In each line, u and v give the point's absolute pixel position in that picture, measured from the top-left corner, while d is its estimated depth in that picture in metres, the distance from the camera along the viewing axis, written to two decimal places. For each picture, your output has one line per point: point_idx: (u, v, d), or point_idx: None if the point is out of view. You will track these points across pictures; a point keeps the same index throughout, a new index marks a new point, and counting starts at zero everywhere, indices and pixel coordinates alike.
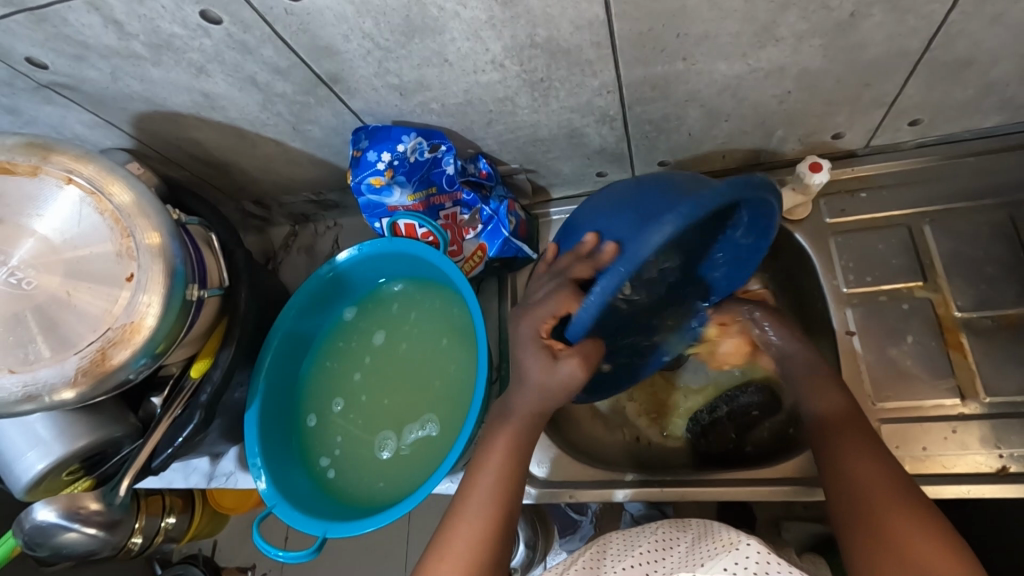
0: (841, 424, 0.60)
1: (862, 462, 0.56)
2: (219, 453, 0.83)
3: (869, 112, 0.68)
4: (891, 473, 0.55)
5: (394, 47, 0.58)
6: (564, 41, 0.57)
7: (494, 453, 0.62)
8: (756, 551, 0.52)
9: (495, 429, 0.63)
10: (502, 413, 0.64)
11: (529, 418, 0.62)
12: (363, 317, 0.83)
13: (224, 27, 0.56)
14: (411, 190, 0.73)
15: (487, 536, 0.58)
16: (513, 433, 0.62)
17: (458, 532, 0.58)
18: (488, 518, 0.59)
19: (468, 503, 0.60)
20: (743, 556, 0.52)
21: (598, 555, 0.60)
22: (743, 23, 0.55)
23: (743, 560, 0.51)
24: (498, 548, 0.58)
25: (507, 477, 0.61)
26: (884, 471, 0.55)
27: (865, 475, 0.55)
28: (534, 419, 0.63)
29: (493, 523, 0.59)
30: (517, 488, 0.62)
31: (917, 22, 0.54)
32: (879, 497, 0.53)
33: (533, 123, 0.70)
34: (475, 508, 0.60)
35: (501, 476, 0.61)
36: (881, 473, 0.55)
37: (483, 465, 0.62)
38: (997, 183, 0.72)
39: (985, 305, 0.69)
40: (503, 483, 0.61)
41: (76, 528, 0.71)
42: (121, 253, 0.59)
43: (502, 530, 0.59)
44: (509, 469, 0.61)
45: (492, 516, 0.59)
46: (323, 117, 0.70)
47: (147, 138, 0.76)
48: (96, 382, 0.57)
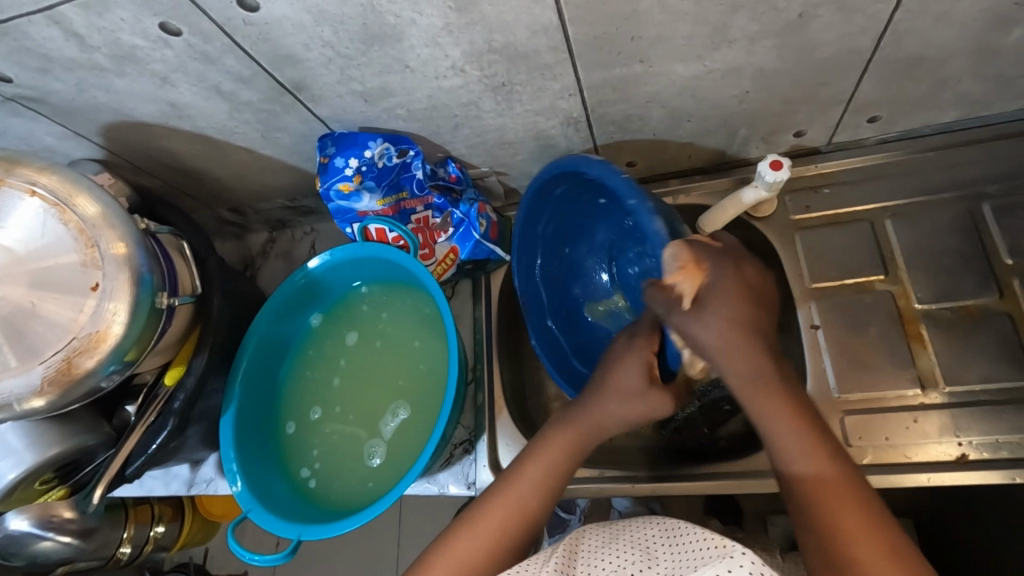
0: (798, 443, 0.52)
1: (844, 504, 0.49)
2: (200, 459, 0.83)
3: (828, 110, 0.69)
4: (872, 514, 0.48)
5: (354, 54, 0.59)
6: (521, 46, 0.58)
7: (547, 452, 0.62)
8: (750, 561, 0.49)
9: (559, 429, 0.63)
10: (572, 418, 0.63)
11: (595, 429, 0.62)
12: (337, 323, 0.83)
13: (185, 38, 0.57)
14: (380, 195, 0.74)
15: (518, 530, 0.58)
16: (577, 437, 0.62)
17: (479, 527, 0.58)
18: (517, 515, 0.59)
19: (499, 495, 0.60)
20: (737, 565, 0.49)
21: (573, 553, 0.58)
22: (695, 25, 0.56)
23: (737, 569, 0.49)
24: (516, 541, 0.58)
25: (553, 473, 0.61)
26: (866, 511, 0.48)
27: (847, 521, 0.48)
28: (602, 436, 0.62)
29: (524, 518, 0.59)
30: (561, 491, 0.61)
31: (865, 22, 0.56)
32: (867, 546, 0.47)
33: (499, 127, 0.71)
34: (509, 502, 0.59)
35: (546, 482, 0.60)
36: (851, 507, 0.49)
37: (535, 460, 0.62)
38: (954, 177, 0.74)
39: (945, 296, 0.70)
40: (547, 484, 0.60)
41: (52, 535, 0.75)
42: (85, 263, 0.59)
43: (531, 527, 0.59)
44: (559, 474, 0.61)
45: (525, 514, 0.59)
46: (291, 125, 0.71)
47: (118, 149, 0.77)
48: (67, 389, 0.58)
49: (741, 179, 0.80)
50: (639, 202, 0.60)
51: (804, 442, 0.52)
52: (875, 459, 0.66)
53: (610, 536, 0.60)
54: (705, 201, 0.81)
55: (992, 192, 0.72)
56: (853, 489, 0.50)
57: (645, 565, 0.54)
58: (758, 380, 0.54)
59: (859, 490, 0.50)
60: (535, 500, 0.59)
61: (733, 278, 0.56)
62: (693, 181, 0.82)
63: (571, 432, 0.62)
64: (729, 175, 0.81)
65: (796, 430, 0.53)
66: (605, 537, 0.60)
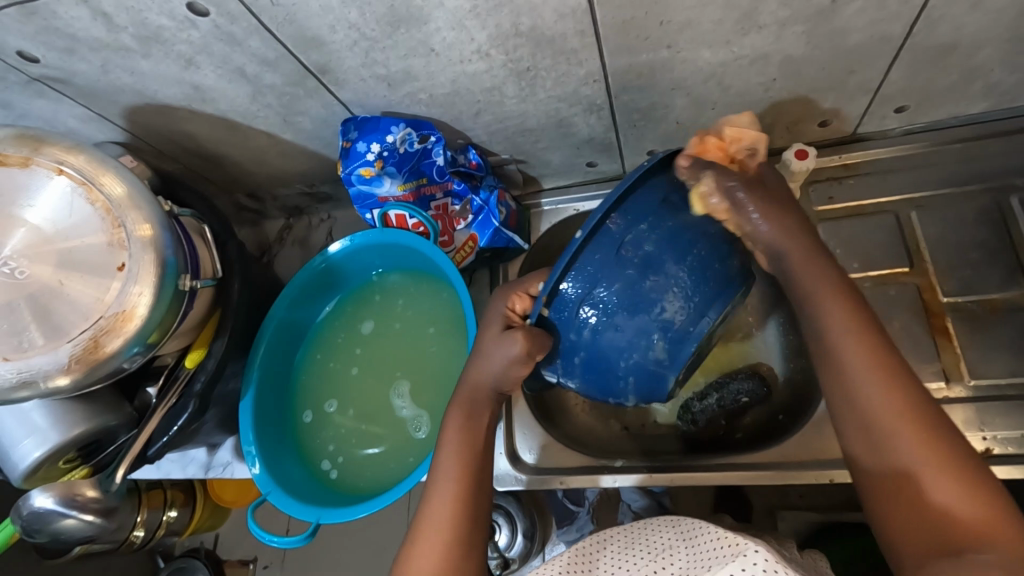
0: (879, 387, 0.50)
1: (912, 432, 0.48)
2: (217, 443, 0.84)
3: (856, 98, 0.68)
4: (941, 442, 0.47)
5: (380, 37, 0.59)
6: (548, 30, 0.57)
7: (450, 435, 0.62)
8: (764, 558, 0.49)
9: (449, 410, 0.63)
10: (459, 390, 0.64)
11: (485, 394, 0.63)
12: (355, 309, 0.84)
13: (211, 18, 0.57)
14: (401, 180, 0.74)
15: (459, 523, 0.57)
16: (465, 407, 0.63)
17: (424, 537, 0.57)
18: (458, 496, 0.58)
19: (435, 500, 0.58)
20: (751, 563, 0.48)
21: (594, 558, 0.60)
22: (724, 10, 0.55)
23: (750, 567, 0.48)
24: (471, 532, 0.57)
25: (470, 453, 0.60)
26: (935, 442, 0.47)
27: (921, 455, 0.47)
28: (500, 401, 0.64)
29: (462, 513, 0.57)
30: (484, 472, 0.61)
31: (898, 8, 0.55)
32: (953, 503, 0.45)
33: (521, 113, 0.71)
34: (444, 498, 0.58)
35: (462, 459, 0.60)
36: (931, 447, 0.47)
37: (444, 451, 0.61)
38: (980, 169, 0.73)
39: (970, 289, 0.69)
40: (468, 463, 0.60)
41: (76, 514, 0.68)
42: (112, 243, 0.59)
43: (474, 515, 0.58)
44: (470, 445, 0.61)
45: (460, 500, 0.58)
46: (313, 109, 0.71)
47: (139, 131, 0.77)
48: (90, 369, 0.58)
49: None
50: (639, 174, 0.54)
51: (864, 353, 0.51)
52: None
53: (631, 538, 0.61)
54: None
55: (1019, 184, 0.71)
56: (924, 414, 0.49)
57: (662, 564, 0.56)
58: (827, 282, 0.55)
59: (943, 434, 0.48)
60: (469, 483, 0.59)
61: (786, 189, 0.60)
62: None
63: (458, 409, 0.63)
64: None
65: (864, 355, 0.51)
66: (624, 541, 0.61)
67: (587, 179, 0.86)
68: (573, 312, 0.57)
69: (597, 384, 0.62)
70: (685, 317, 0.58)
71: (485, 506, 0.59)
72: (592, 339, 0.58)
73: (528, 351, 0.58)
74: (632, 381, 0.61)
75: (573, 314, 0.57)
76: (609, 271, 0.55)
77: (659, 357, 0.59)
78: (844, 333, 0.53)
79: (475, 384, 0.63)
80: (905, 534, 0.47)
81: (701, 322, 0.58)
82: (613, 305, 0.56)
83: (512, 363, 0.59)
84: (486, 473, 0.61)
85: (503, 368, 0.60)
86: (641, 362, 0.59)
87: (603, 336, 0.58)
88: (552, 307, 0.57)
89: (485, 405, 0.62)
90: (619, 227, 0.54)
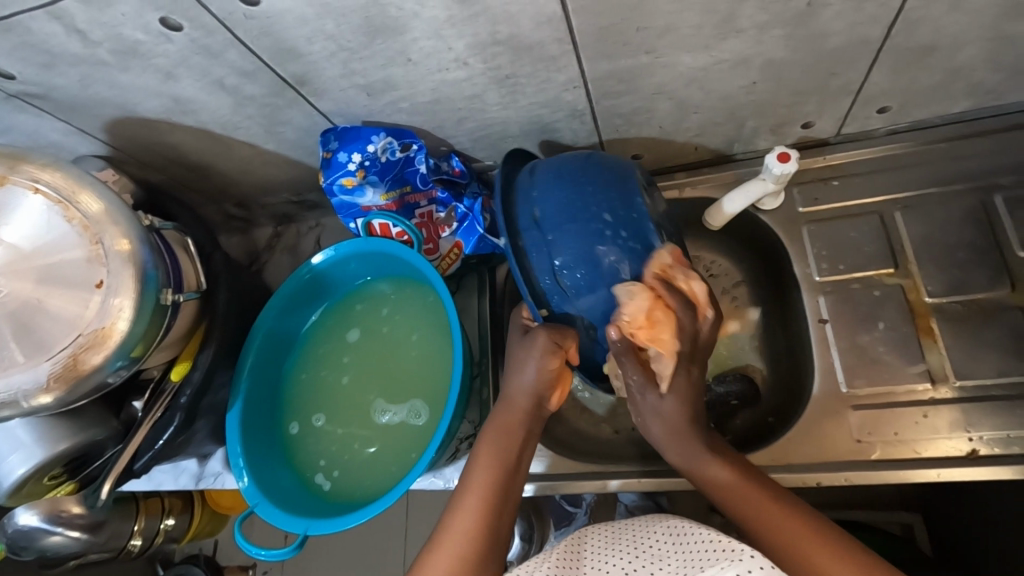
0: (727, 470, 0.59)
1: (750, 495, 0.56)
2: (208, 454, 0.84)
3: (838, 100, 0.68)
4: (771, 495, 0.56)
5: (357, 47, 0.58)
6: (526, 38, 0.57)
7: (487, 450, 0.62)
8: (759, 563, 0.49)
9: (488, 427, 0.64)
10: (500, 405, 0.65)
11: (527, 410, 0.64)
12: (341, 318, 0.83)
13: (186, 33, 0.57)
14: (384, 189, 0.74)
15: (483, 534, 0.56)
16: (504, 425, 0.63)
17: (443, 547, 0.55)
18: (486, 505, 0.58)
19: (459, 508, 0.58)
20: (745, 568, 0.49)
21: (575, 554, 0.60)
22: (702, 15, 0.55)
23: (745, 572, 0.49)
24: (492, 544, 0.56)
25: (505, 465, 0.61)
26: (766, 494, 0.56)
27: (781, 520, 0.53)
28: (543, 417, 0.65)
29: (488, 522, 0.57)
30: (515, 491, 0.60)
31: (876, 10, 0.55)
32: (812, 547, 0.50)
33: (504, 119, 0.70)
34: (473, 505, 0.58)
35: (498, 472, 0.60)
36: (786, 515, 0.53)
37: (479, 464, 0.61)
38: (966, 169, 0.72)
39: (957, 289, 0.69)
40: (502, 478, 0.60)
41: (60, 531, 0.71)
42: (90, 259, 0.59)
43: (497, 527, 0.57)
44: (512, 460, 0.61)
45: (489, 511, 0.58)
46: (295, 119, 0.71)
47: (122, 144, 0.77)
48: (73, 385, 0.58)
49: (750, 171, 0.79)
50: (522, 185, 0.66)
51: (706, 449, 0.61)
52: (884, 454, 0.66)
53: (613, 536, 0.61)
54: (711, 195, 0.80)
55: (1004, 184, 0.71)
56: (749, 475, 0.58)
57: (650, 565, 0.56)
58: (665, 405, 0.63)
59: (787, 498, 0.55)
60: (502, 493, 0.59)
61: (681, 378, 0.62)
62: (700, 173, 0.80)
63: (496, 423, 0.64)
64: (736, 167, 0.79)
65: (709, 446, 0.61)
66: (607, 537, 0.61)
67: None
68: (559, 293, 0.63)
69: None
70: (626, 217, 0.63)
71: (509, 522, 0.59)
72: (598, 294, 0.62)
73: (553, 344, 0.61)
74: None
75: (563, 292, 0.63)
76: (552, 243, 0.63)
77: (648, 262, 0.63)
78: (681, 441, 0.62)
79: (516, 401, 0.64)
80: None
81: (638, 211, 0.64)
82: (581, 270, 0.62)
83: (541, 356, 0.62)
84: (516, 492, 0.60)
85: (537, 369, 0.62)
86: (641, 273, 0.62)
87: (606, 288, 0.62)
88: (547, 299, 0.64)
89: (520, 417, 0.63)
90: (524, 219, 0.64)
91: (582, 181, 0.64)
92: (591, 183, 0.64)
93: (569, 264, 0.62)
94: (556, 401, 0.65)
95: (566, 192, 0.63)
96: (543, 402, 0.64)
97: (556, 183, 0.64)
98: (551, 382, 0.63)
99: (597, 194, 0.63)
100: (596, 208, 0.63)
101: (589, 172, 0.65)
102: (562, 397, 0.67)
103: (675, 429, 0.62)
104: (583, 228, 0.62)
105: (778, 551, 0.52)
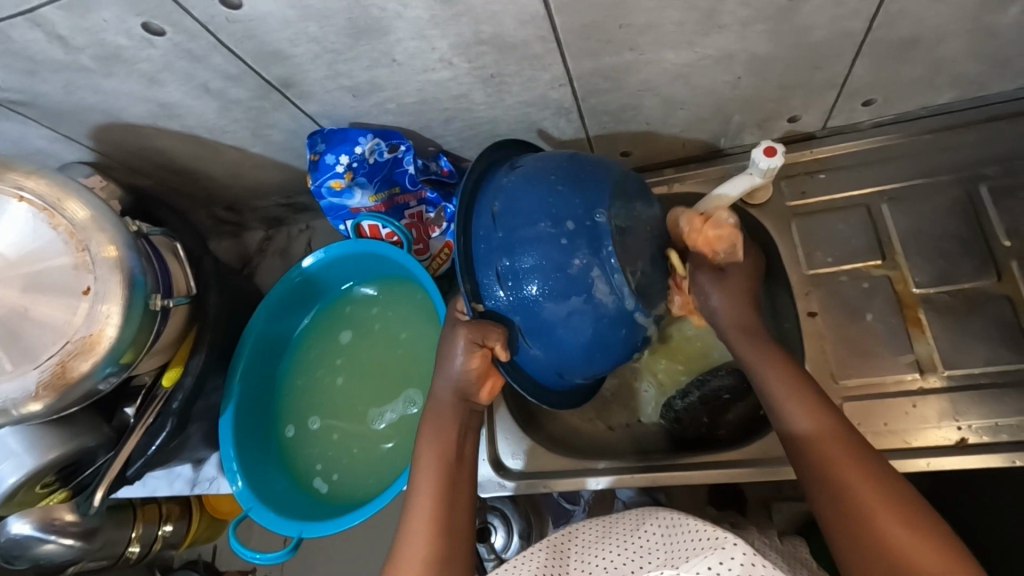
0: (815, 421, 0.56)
1: (837, 450, 0.54)
2: (202, 459, 0.83)
3: (824, 94, 0.68)
4: (865, 460, 0.53)
5: (341, 49, 0.58)
6: (510, 37, 0.57)
7: (426, 449, 0.63)
8: (742, 552, 0.50)
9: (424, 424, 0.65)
10: (429, 407, 0.66)
11: (455, 405, 0.64)
12: (333, 321, 0.83)
13: (169, 37, 0.57)
14: (372, 190, 0.74)
15: (440, 533, 0.59)
16: (434, 423, 0.64)
17: (408, 552, 0.58)
18: (438, 504, 0.60)
19: (416, 510, 0.60)
20: (729, 557, 0.50)
21: (564, 555, 0.61)
22: (685, 11, 0.55)
23: (729, 561, 0.50)
24: (451, 539, 0.59)
25: (449, 460, 0.63)
26: (859, 457, 0.53)
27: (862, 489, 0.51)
28: (475, 411, 0.65)
29: (443, 521, 0.59)
30: (464, 484, 0.63)
31: (857, 4, 0.55)
32: (889, 526, 0.49)
33: (491, 119, 0.70)
34: (426, 506, 0.60)
35: (443, 468, 0.62)
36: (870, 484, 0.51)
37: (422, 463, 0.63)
38: (951, 160, 0.73)
39: (943, 280, 0.70)
40: (449, 473, 0.62)
41: (53, 539, 0.74)
42: (77, 266, 0.59)
43: (452, 522, 0.60)
44: (451, 454, 0.63)
45: (438, 513, 0.60)
46: (281, 122, 0.70)
47: (109, 150, 0.76)
48: (63, 393, 0.58)
49: (738, 165, 0.79)
50: (498, 177, 0.64)
51: (791, 390, 0.59)
52: (875, 445, 0.66)
53: (604, 531, 0.62)
54: (699, 190, 0.80)
55: (990, 174, 0.71)
56: (839, 430, 0.55)
57: (641, 557, 0.56)
58: (738, 325, 0.65)
59: (878, 466, 0.52)
60: (450, 488, 0.61)
61: (734, 279, 0.66)
62: (688, 169, 0.81)
63: (429, 422, 0.64)
64: (725, 162, 0.80)
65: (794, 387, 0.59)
66: (597, 533, 0.62)
67: None
68: (495, 295, 0.61)
69: (585, 344, 0.61)
70: (585, 230, 0.57)
71: (468, 510, 0.62)
72: (532, 305, 0.60)
73: (472, 340, 0.61)
74: (601, 322, 0.59)
75: (502, 294, 0.61)
76: (501, 243, 0.60)
77: (597, 285, 0.58)
78: (774, 377, 0.60)
79: (442, 398, 0.65)
80: (856, 553, 0.50)
81: (600, 229, 0.57)
82: (518, 276, 0.59)
83: (462, 357, 0.62)
84: (463, 482, 0.63)
85: (459, 366, 0.62)
86: (583, 291, 0.58)
87: (545, 301, 0.59)
88: (483, 298, 0.62)
89: (452, 412, 0.64)
90: (484, 212, 0.62)
91: (550, 183, 0.59)
92: (556, 186, 0.59)
93: (510, 268, 0.59)
94: (484, 393, 0.64)
95: (528, 192, 0.60)
96: (469, 396, 0.64)
97: (523, 185, 0.60)
98: (474, 381, 0.63)
99: (558, 200, 0.58)
100: (550, 216, 0.58)
101: (563, 174, 0.60)
102: (493, 392, 0.66)
103: (747, 334, 0.64)
104: (535, 236, 0.58)
105: (850, 515, 0.51)
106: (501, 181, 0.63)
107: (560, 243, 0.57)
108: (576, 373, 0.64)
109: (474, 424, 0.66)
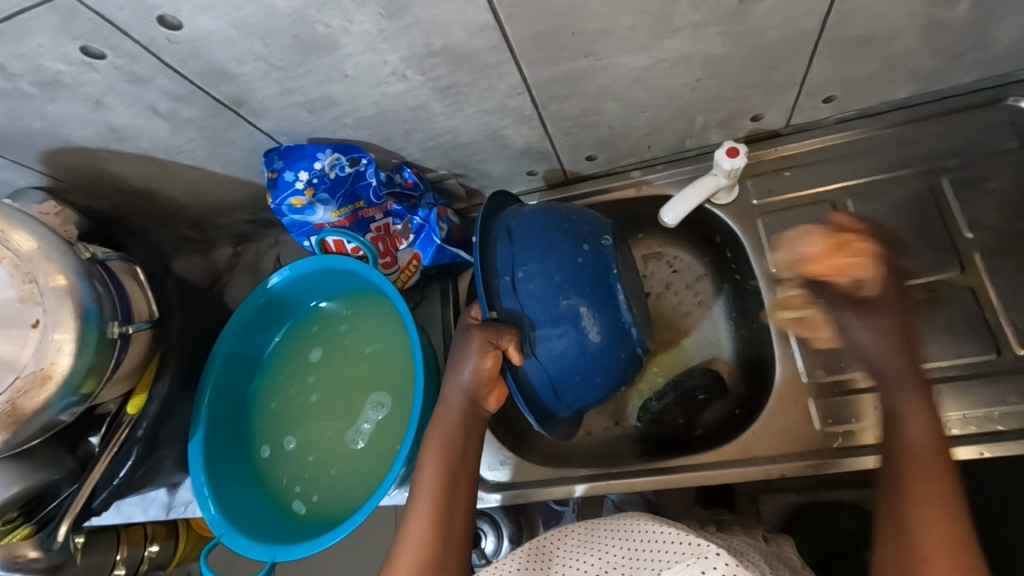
0: (922, 440, 0.53)
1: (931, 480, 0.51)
2: (177, 482, 0.82)
3: (783, 92, 0.68)
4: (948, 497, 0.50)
5: (291, 66, 0.57)
6: (462, 48, 0.56)
7: (432, 455, 0.61)
8: (724, 562, 0.49)
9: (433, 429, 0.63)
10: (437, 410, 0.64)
11: (463, 409, 0.63)
12: (303, 339, 0.82)
13: (110, 60, 0.55)
14: (335, 206, 0.73)
15: (434, 543, 0.58)
16: (450, 429, 0.62)
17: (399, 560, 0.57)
18: (434, 514, 0.59)
19: (413, 517, 0.59)
20: (712, 566, 0.49)
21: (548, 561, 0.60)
22: (637, 17, 0.55)
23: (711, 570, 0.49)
24: (445, 550, 0.58)
25: (453, 468, 0.61)
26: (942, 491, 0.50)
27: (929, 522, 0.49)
28: (481, 417, 0.64)
29: (439, 530, 0.58)
30: (464, 493, 0.61)
31: (808, 4, 0.55)
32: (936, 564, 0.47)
33: (452, 128, 0.70)
34: (423, 517, 0.59)
35: (445, 478, 0.61)
36: (937, 515, 0.49)
37: (428, 469, 0.61)
38: (912, 153, 0.73)
39: (909, 273, 0.70)
40: (450, 484, 0.61)
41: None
42: (23, 298, 0.57)
43: (449, 532, 0.59)
44: (455, 462, 0.61)
45: (438, 520, 0.59)
46: (237, 139, 0.69)
47: (62, 174, 0.74)
48: (19, 428, 0.57)
49: (703, 166, 0.79)
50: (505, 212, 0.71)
51: (920, 402, 0.54)
52: (846, 441, 0.66)
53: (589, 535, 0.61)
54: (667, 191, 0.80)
55: (951, 166, 0.72)
56: (943, 455, 0.52)
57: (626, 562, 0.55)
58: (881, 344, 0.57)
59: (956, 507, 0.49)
60: (450, 499, 0.60)
61: (878, 317, 0.58)
62: (655, 171, 0.80)
63: (437, 428, 0.63)
64: (692, 162, 0.79)
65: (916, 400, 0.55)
66: (582, 536, 0.61)
67: (530, 187, 0.85)
68: (513, 296, 0.64)
69: (586, 357, 0.64)
70: (594, 253, 0.66)
71: (462, 520, 0.60)
72: (546, 309, 0.63)
73: (489, 342, 0.61)
74: (605, 334, 0.64)
75: (518, 295, 0.64)
76: (520, 252, 0.65)
77: (603, 299, 0.65)
78: (902, 385, 0.56)
79: (450, 401, 0.63)
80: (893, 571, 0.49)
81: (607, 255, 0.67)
82: (539, 280, 0.64)
83: (475, 358, 0.61)
84: (461, 491, 0.61)
85: (472, 368, 0.62)
86: (594, 303, 0.64)
87: (559, 308, 0.63)
88: (499, 300, 0.64)
89: (457, 421, 0.62)
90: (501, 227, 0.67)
91: (562, 215, 0.68)
92: (567, 218, 0.68)
93: (530, 273, 0.64)
94: (493, 401, 0.64)
95: (541, 219, 0.67)
96: (479, 400, 0.63)
97: (536, 213, 0.68)
98: (486, 384, 0.63)
99: (570, 227, 0.67)
100: (567, 236, 0.66)
101: (569, 211, 0.69)
102: (500, 400, 0.66)
103: (892, 365, 0.57)
104: (556, 249, 0.65)
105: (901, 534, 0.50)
106: (512, 212, 0.70)
107: (576, 259, 0.65)
108: (572, 391, 0.65)
109: (474, 432, 0.63)
